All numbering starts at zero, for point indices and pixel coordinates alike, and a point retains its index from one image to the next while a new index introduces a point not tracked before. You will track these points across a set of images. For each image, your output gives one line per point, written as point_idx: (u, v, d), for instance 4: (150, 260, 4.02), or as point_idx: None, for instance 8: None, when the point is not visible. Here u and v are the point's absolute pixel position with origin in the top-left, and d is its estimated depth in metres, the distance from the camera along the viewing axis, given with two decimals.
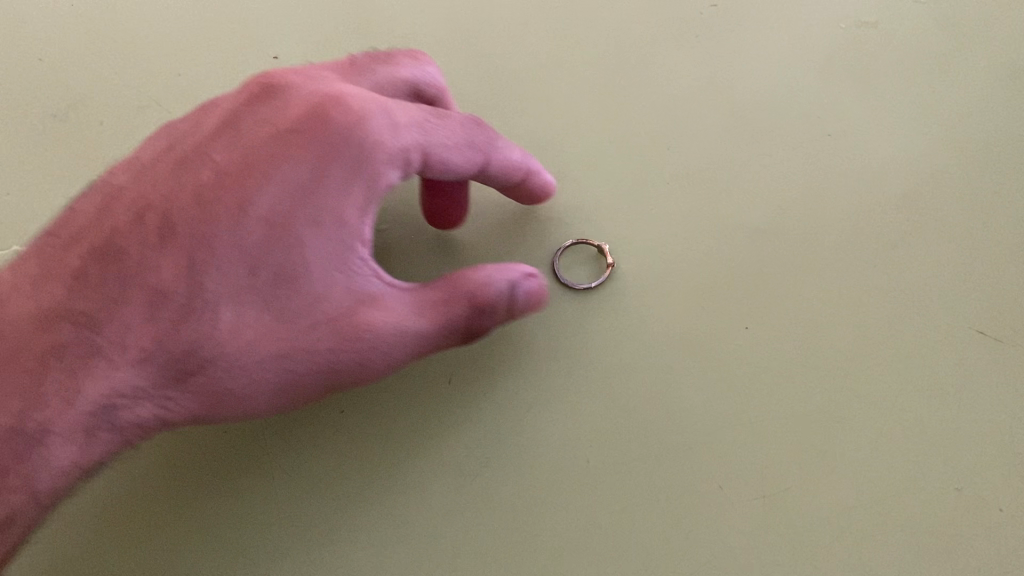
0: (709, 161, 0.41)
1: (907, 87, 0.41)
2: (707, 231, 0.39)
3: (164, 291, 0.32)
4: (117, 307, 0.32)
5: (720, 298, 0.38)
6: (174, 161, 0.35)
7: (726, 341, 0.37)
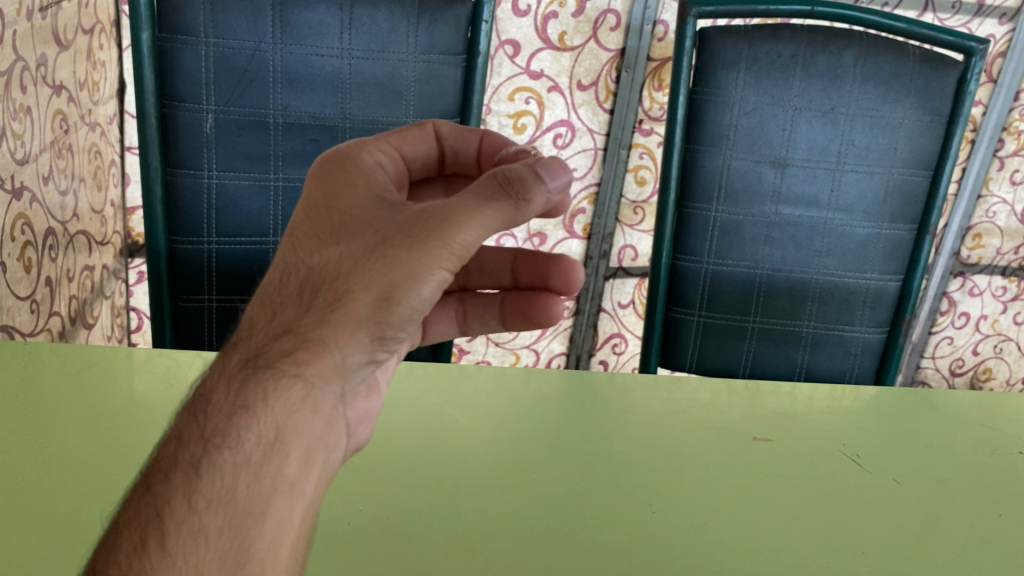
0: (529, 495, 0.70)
1: (579, 449, 0.77)
2: (728, 537, 0.67)
3: (280, 278, 0.59)
4: (280, 298, 0.59)
5: (558, 546, 0.65)
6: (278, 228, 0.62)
7: (557, 562, 0.63)
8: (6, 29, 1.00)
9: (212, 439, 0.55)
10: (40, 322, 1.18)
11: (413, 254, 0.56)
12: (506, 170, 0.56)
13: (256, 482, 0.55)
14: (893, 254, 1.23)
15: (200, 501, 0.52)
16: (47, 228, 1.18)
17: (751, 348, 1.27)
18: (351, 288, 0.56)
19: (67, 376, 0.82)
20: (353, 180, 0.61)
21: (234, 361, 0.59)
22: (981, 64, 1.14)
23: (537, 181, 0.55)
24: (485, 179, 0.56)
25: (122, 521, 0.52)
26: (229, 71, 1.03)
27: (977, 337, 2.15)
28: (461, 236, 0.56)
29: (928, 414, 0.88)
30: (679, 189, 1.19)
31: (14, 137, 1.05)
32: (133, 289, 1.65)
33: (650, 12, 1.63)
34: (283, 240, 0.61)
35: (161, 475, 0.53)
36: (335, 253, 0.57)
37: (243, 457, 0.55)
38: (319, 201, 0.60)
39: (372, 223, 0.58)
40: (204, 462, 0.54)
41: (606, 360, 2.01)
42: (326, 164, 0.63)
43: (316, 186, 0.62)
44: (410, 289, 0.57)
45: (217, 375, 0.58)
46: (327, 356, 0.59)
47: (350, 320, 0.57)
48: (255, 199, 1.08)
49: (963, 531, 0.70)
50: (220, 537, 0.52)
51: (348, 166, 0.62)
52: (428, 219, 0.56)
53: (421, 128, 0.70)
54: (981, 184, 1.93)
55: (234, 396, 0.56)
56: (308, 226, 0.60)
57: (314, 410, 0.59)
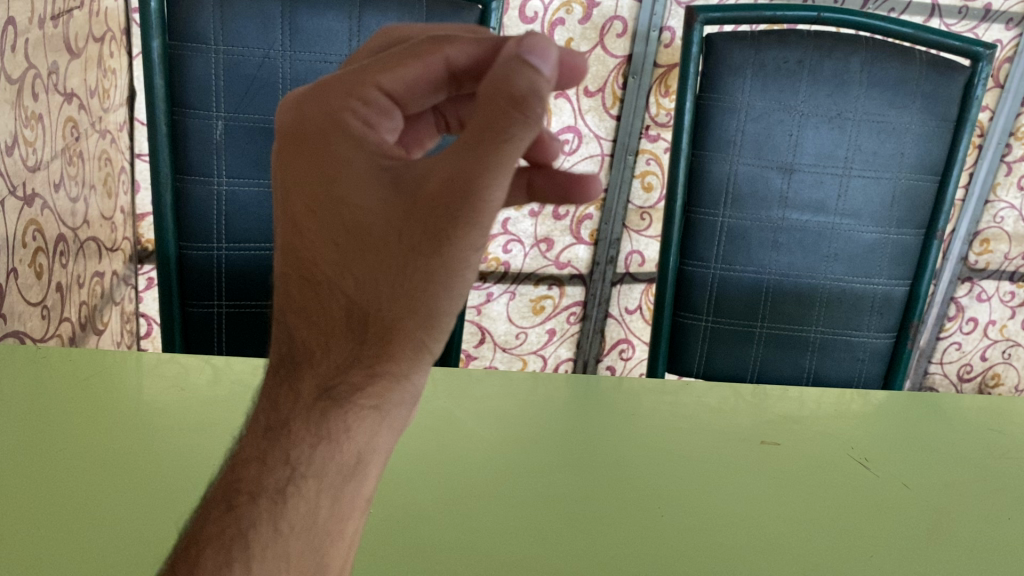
0: (537, 498, 0.70)
1: (587, 452, 0.77)
2: (736, 539, 0.68)
3: (313, 298, 0.54)
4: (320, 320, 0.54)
5: (565, 548, 0.65)
6: (286, 230, 0.55)
7: (564, 563, 0.63)
8: (19, 38, 1.01)
9: (301, 470, 0.54)
10: (51, 328, 1.19)
11: (447, 246, 0.50)
12: (493, 83, 0.45)
13: (337, 505, 0.55)
14: (901, 259, 1.23)
15: (285, 525, 0.53)
16: (58, 234, 1.19)
17: (759, 354, 1.27)
18: (399, 309, 0.52)
19: (78, 381, 0.82)
20: (343, 162, 0.52)
21: (297, 388, 0.55)
22: (987, 69, 1.14)
23: (536, 95, 0.45)
24: (476, 123, 0.47)
25: (206, 540, 0.53)
26: (239, 79, 1.03)
27: (985, 343, 2.14)
28: (485, 208, 0.48)
29: (937, 418, 0.88)
30: (687, 195, 1.20)
31: (27, 144, 1.06)
32: (142, 295, 1.66)
33: (656, 19, 1.64)
34: (292, 249, 0.54)
35: (246, 496, 0.54)
36: (368, 273, 0.52)
37: (326, 484, 0.54)
38: (319, 198, 0.52)
39: (386, 226, 0.50)
40: (288, 488, 0.54)
41: (613, 366, 2.01)
42: (308, 146, 0.53)
43: (309, 181, 0.53)
44: (451, 286, 0.52)
45: (289, 399, 0.55)
46: (396, 379, 0.54)
47: (407, 335, 0.53)
48: (265, 206, 1.09)
49: (970, 533, 0.70)
50: (302, 560, 0.54)
51: (334, 139, 0.52)
52: (444, 207, 0.48)
53: (422, 59, 0.57)
54: (988, 190, 1.93)
55: (314, 428, 0.54)
56: (307, 248, 0.53)
57: (391, 429, 0.56)
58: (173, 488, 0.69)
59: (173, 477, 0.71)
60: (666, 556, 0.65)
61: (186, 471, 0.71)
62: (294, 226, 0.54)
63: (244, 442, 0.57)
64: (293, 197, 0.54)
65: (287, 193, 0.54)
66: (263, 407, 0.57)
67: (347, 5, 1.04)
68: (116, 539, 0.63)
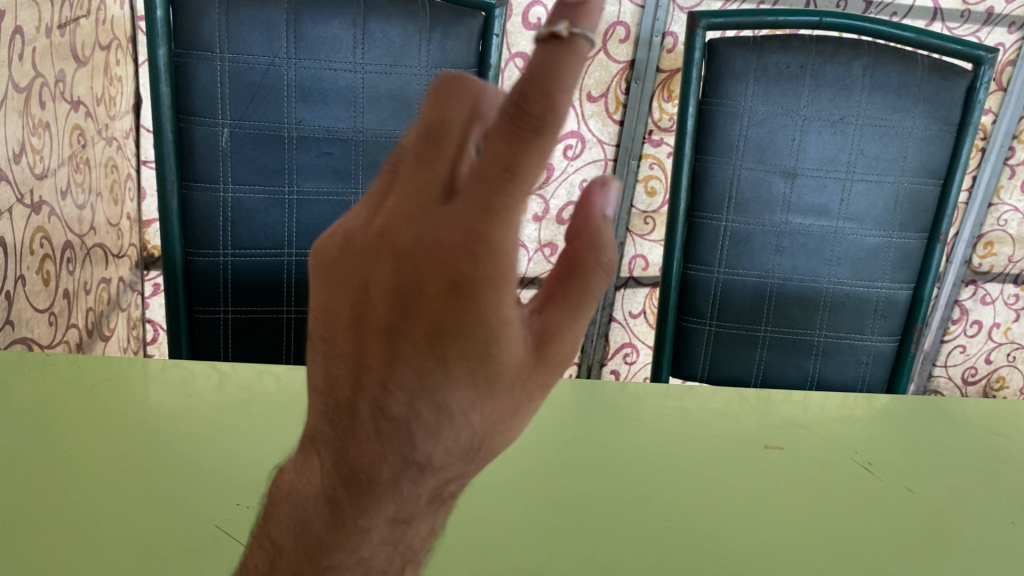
0: (542, 503, 0.71)
1: (592, 457, 0.78)
2: (740, 543, 0.68)
3: (440, 433, 0.51)
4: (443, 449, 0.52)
5: (570, 554, 0.65)
6: (424, 366, 0.50)
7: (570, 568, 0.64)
8: (26, 47, 1.02)
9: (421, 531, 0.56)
10: (58, 334, 1.19)
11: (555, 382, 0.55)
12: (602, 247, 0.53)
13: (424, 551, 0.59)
14: (904, 263, 1.23)
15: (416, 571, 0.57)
16: (65, 241, 1.20)
17: (763, 357, 1.27)
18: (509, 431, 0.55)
19: (85, 388, 0.83)
20: (496, 307, 0.48)
21: (399, 497, 0.53)
22: (989, 73, 1.14)
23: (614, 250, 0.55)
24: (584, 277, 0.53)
25: None
26: (245, 86, 1.04)
27: (990, 345, 2.14)
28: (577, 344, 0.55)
29: (941, 421, 0.88)
30: (690, 200, 1.20)
31: (34, 152, 1.07)
32: (149, 301, 1.67)
33: (658, 24, 1.64)
34: (433, 389, 0.50)
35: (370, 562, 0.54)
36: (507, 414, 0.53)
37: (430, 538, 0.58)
38: (482, 352, 0.50)
39: (528, 370, 0.52)
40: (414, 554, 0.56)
41: (618, 369, 2.02)
42: (471, 293, 0.48)
43: (478, 335, 0.49)
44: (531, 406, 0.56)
45: (379, 499, 0.53)
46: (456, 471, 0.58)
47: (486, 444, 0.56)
48: (270, 213, 1.10)
49: (975, 536, 0.71)
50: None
51: (492, 280, 0.48)
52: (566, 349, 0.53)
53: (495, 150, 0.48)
54: (992, 193, 1.93)
55: (422, 516, 0.55)
56: (443, 361, 0.50)
57: None
58: (179, 494, 0.70)
59: (178, 483, 0.71)
60: (671, 561, 0.66)
61: (193, 477, 0.72)
62: (442, 370, 0.50)
63: (325, 523, 0.54)
64: (452, 344, 0.49)
65: (428, 332, 0.50)
66: (325, 488, 0.54)
67: (351, 13, 1.05)
68: (123, 545, 0.64)
